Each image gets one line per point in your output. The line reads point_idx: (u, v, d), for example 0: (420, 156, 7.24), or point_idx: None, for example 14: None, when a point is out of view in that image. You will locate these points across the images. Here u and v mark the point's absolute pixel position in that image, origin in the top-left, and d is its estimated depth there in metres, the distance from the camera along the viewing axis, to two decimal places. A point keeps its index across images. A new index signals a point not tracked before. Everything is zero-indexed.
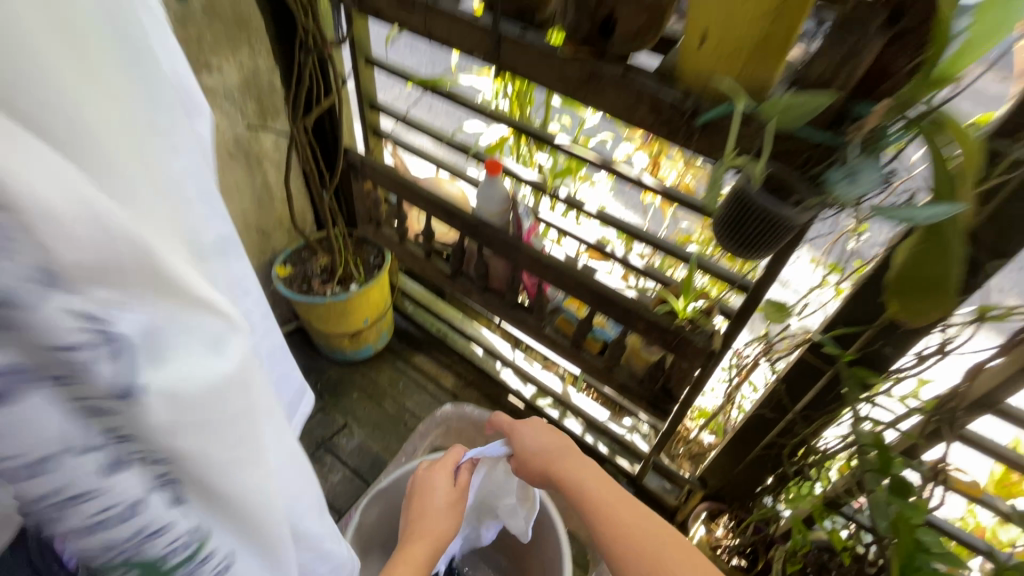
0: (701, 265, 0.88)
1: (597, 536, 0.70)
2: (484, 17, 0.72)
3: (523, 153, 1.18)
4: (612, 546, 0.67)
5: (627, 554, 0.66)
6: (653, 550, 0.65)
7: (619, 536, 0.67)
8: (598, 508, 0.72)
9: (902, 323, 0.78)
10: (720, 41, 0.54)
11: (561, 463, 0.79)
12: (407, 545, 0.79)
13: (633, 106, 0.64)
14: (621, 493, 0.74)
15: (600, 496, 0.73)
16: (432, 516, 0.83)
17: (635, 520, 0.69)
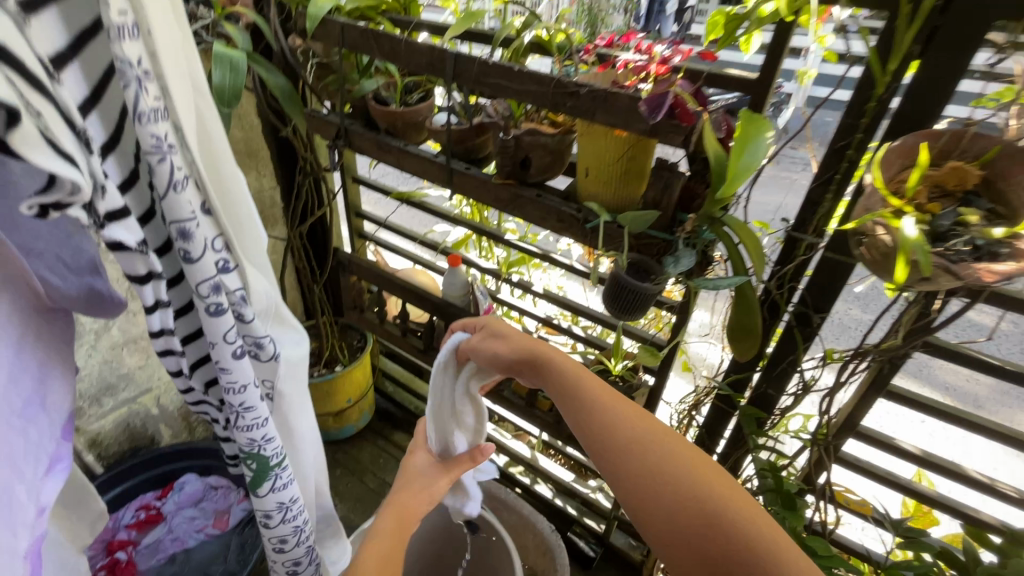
0: (623, 331, 1.10)
1: (592, 444, 0.62)
2: (441, 157, 1.00)
3: (483, 248, 1.44)
4: (611, 459, 0.59)
5: (629, 473, 0.58)
6: (656, 465, 0.57)
7: (619, 454, 0.59)
8: (588, 413, 0.63)
9: (775, 366, 0.99)
10: (595, 174, 0.81)
11: (551, 367, 0.69)
12: (397, 511, 0.75)
13: (545, 217, 0.88)
14: (620, 402, 0.64)
15: (600, 410, 0.63)
16: (417, 480, 0.81)
17: (640, 434, 0.60)
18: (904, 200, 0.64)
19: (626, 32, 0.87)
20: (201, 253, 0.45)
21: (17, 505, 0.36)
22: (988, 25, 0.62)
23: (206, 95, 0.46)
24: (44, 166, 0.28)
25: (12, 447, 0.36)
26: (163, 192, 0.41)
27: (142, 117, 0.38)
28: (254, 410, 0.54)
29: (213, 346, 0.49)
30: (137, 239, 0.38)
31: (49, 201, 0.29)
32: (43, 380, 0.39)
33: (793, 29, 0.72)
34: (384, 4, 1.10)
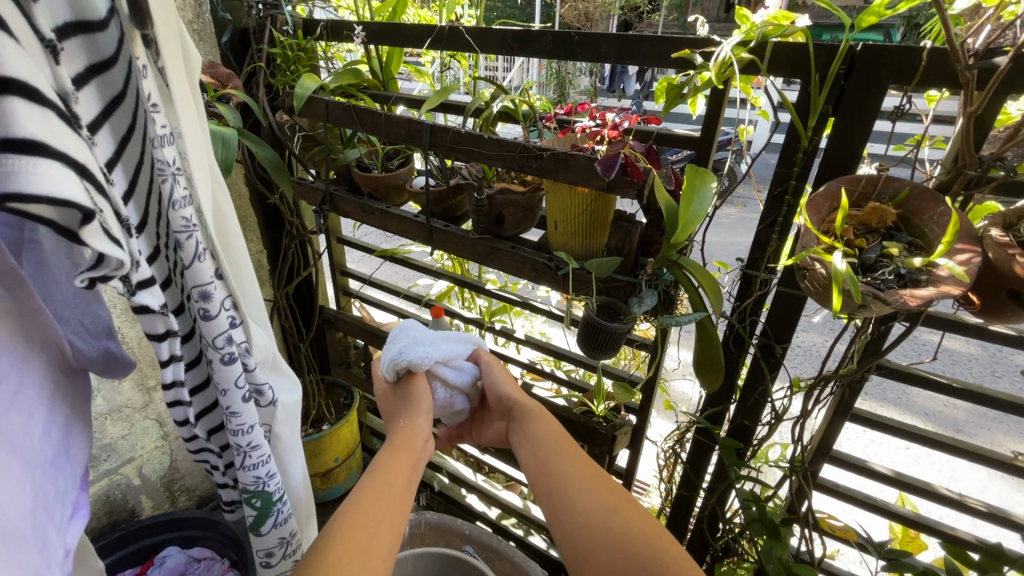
0: (604, 371, 1.14)
1: (547, 495, 0.65)
2: (420, 216, 1.08)
3: (464, 299, 1.49)
4: (560, 510, 0.63)
5: (577, 522, 0.61)
6: (601, 517, 0.61)
7: (570, 505, 0.63)
8: (552, 471, 0.67)
9: (748, 396, 1.03)
10: (563, 226, 0.88)
11: (523, 417, 0.74)
12: (370, 496, 0.55)
13: (520, 267, 0.95)
14: (582, 461, 0.67)
15: (559, 460, 0.67)
16: (405, 453, 0.62)
17: (589, 487, 0.64)
18: (835, 238, 0.72)
19: (582, 101, 0.97)
20: (216, 310, 0.49)
21: (50, 548, 0.36)
22: (883, 90, 0.73)
23: (217, 176, 0.52)
24: (100, 249, 0.32)
25: (45, 491, 0.36)
26: (186, 262, 0.46)
27: (172, 202, 0.44)
28: (259, 449, 0.58)
29: (224, 392, 0.53)
30: (161, 301, 0.42)
31: (99, 276, 0.33)
32: (67, 433, 0.40)
33: (725, 95, 0.82)
34: (364, 82, 1.21)
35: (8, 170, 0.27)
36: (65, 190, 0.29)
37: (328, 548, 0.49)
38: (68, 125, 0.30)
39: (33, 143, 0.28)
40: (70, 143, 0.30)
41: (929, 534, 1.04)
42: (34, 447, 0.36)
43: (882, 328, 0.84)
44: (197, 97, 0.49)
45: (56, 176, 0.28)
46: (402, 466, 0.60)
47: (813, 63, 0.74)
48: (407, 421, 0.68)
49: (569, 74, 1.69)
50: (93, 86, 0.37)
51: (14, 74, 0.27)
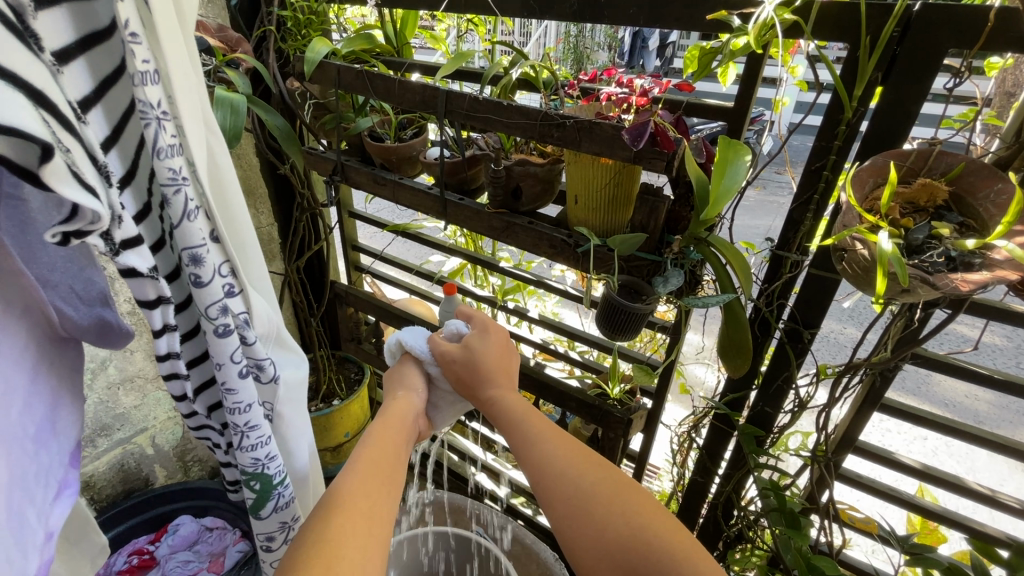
0: (620, 354, 1.11)
1: (535, 483, 0.56)
2: (434, 189, 1.04)
3: (478, 277, 1.45)
4: (556, 499, 0.54)
5: (574, 513, 0.53)
6: (599, 507, 0.52)
7: (565, 494, 0.53)
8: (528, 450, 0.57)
9: (771, 383, 0.99)
10: (584, 201, 0.84)
11: (492, 393, 0.62)
12: (366, 466, 0.53)
13: (537, 243, 0.91)
14: (562, 436, 0.58)
15: (538, 441, 0.57)
16: (399, 425, 0.61)
17: (581, 470, 0.55)
18: (879, 216, 0.67)
19: (608, 68, 0.92)
20: (210, 277, 0.47)
21: (27, 531, 0.34)
22: (942, 55, 0.67)
23: (212, 126, 0.48)
24: (68, 194, 0.29)
25: (23, 470, 0.34)
26: (175, 221, 0.43)
27: (157, 151, 0.41)
28: (258, 429, 0.56)
29: (219, 367, 0.50)
30: (148, 264, 0.39)
31: (72, 229, 0.31)
32: (54, 405, 0.38)
33: (763, 61, 0.76)
34: (377, 48, 1.16)
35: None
36: (14, 117, 0.25)
37: (332, 514, 0.47)
38: (21, 44, 0.27)
39: None
40: (23, 64, 0.27)
41: (952, 527, 1.01)
42: (12, 422, 0.34)
43: (921, 315, 0.79)
44: (189, 38, 0.45)
45: (3, 98, 0.25)
46: (393, 438, 0.59)
47: (864, 25, 0.68)
48: (402, 395, 0.66)
49: (589, 45, 1.61)
50: (63, 12, 0.33)
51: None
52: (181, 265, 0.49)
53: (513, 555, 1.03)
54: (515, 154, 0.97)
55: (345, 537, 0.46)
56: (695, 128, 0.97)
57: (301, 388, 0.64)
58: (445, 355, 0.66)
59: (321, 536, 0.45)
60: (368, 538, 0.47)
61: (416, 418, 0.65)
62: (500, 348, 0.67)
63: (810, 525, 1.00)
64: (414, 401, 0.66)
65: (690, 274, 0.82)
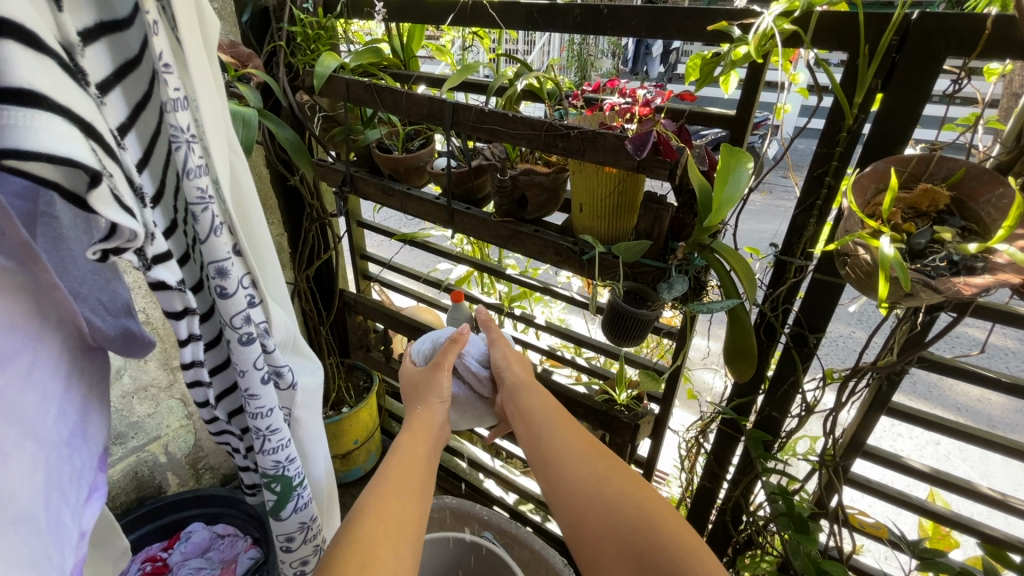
0: (627, 360, 1.12)
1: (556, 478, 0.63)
2: (442, 198, 1.05)
3: (484, 284, 1.47)
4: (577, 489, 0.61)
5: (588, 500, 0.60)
6: (605, 496, 0.59)
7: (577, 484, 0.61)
8: (545, 446, 0.66)
9: (777, 387, 1.00)
10: (589, 209, 0.85)
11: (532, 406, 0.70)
12: (397, 471, 0.55)
13: (544, 251, 0.92)
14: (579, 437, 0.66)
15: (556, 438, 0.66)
16: (425, 435, 0.62)
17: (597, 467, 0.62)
18: (881, 221, 0.68)
19: (611, 78, 0.93)
20: (234, 288, 0.48)
21: (63, 533, 0.35)
22: (940, 62, 0.68)
23: (234, 146, 0.50)
24: (110, 216, 0.31)
25: (59, 472, 0.36)
26: (202, 236, 0.45)
27: (186, 171, 0.42)
28: (279, 433, 0.57)
29: (242, 374, 0.52)
30: (176, 277, 0.41)
31: (112, 247, 0.32)
32: (84, 412, 0.39)
33: (765, 69, 0.77)
34: (385, 61, 1.19)
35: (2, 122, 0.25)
36: (67, 148, 0.27)
37: (365, 516, 0.49)
38: (72, 79, 0.29)
39: (28, 93, 0.26)
40: (74, 97, 0.28)
41: (964, 532, 1.00)
42: (49, 427, 0.35)
43: (927, 318, 0.79)
44: (212, 63, 0.47)
45: (58, 131, 0.27)
46: (420, 447, 0.60)
47: (863, 34, 0.69)
48: (432, 401, 0.68)
49: (592, 55, 1.64)
50: (102, 45, 0.35)
51: (8, 14, 0.25)
52: (205, 279, 0.51)
53: (522, 560, 1.04)
54: (520, 164, 0.99)
55: (381, 537, 0.48)
56: (698, 135, 0.98)
57: (317, 395, 0.65)
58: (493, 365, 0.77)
59: (356, 538, 0.47)
60: (401, 539, 0.49)
61: (439, 428, 0.66)
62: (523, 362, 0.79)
63: (819, 530, 1.00)
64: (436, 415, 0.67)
65: (696, 279, 0.83)
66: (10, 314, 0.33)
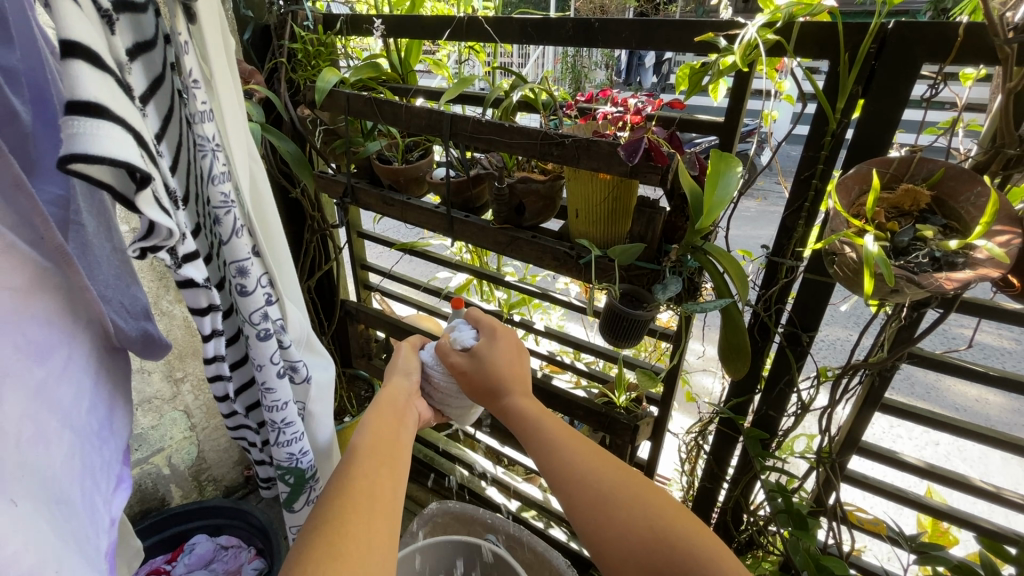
0: (626, 363, 1.13)
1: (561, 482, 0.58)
2: (441, 207, 1.08)
3: (484, 292, 1.48)
4: (581, 501, 0.56)
5: (590, 509, 0.55)
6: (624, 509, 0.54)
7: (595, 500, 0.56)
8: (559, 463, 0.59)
9: (773, 386, 1.01)
10: (585, 215, 0.88)
11: (510, 394, 0.64)
12: (369, 447, 0.54)
13: (541, 256, 0.94)
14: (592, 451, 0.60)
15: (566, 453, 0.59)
16: (391, 412, 0.61)
17: (598, 464, 0.58)
18: (865, 221, 0.70)
19: (603, 88, 0.96)
20: (253, 286, 0.51)
21: (97, 517, 0.37)
22: (917, 68, 0.71)
23: (254, 155, 0.53)
24: (151, 217, 0.33)
25: (91, 461, 0.38)
26: (224, 237, 0.48)
27: (211, 178, 0.46)
28: (293, 425, 0.60)
29: (259, 368, 0.54)
30: (203, 275, 0.44)
31: (149, 245, 0.35)
32: (110, 407, 0.41)
33: (751, 77, 0.80)
34: (383, 75, 1.22)
35: (72, 132, 0.28)
36: (126, 153, 0.29)
37: (336, 494, 0.48)
38: (125, 93, 0.31)
39: (95, 106, 0.28)
40: (128, 109, 0.31)
41: (962, 527, 1.00)
42: (82, 418, 0.37)
43: (914, 314, 0.81)
44: (233, 77, 0.50)
45: (118, 138, 0.29)
46: (389, 425, 0.59)
47: (843, 43, 0.72)
48: (391, 387, 0.66)
49: (585, 67, 1.68)
50: (139, 64, 0.38)
51: (78, 38, 0.28)
52: (226, 278, 0.53)
53: (526, 562, 1.04)
54: (517, 173, 1.02)
55: (353, 513, 0.46)
56: (689, 142, 1.01)
57: (329, 391, 0.68)
58: (456, 368, 0.67)
59: (328, 515, 0.46)
60: (378, 516, 0.48)
61: (408, 400, 0.66)
62: (510, 352, 0.68)
63: (819, 528, 1.01)
64: (405, 394, 0.66)
65: (690, 281, 0.85)
66: (49, 312, 0.36)
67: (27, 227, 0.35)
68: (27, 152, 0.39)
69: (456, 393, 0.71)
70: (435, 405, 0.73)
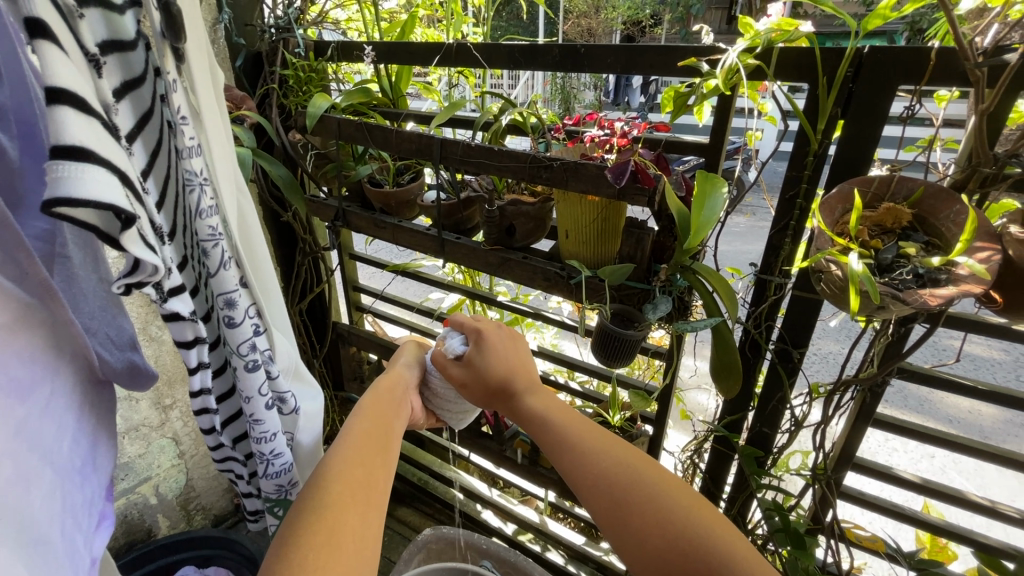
0: (619, 382, 1.13)
1: (581, 478, 0.55)
2: (432, 229, 1.09)
3: (476, 312, 1.48)
4: (602, 494, 0.53)
5: (613, 508, 0.53)
6: (648, 503, 0.52)
7: (615, 495, 0.53)
8: (578, 457, 0.56)
9: (766, 403, 1.01)
10: (575, 236, 0.89)
11: (522, 395, 0.61)
12: (362, 435, 0.52)
13: (533, 277, 0.95)
14: (614, 442, 0.57)
15: (584, 445, 0.56)
16: (388, 399, 0.59)
17: (619, 456, 0.55)
18: (849, 239, 0.71)
19: (590, 112, 0.98)
20: (241, 318, 0.51)
21: (76, 556, 0.37)
22: (893, 90, 0.73)
23: (241, 188, 0.54)
24: (136, 255, 0.33)
25: (73, 499, 0.37)
26: (212, 270, 0.48)
27: (199, 212, 0.46)
28: (281, 457, 0.60)
29: (247, 400, 0.54)
30: (189, 309, 0.45)
31: (134, 282, 0.34)
32: (94, 442, 0.41)
33: (733, 100, 0.82)
34: (374, 100, 1.23)
35: (56, 176, 0.28)
36: (109, 195, 0.30)
37: (328, 484, 0.46)
38: (111, 135, 0.32)
39: (79, 149, 0.29)
40: (113, 151, 0.31)
41: (960, 542, 0.99)
42: (63, 455, 0.37)
43: (901, 330, 0.82)
44: (222, 110, 0.51)
45: (102, 181, 0.29)
46: (386, 412, 0.57)
47: (820, 67, 0.74)
48: (390, 376, 0.64)
49: (573, 90, 1.71)
50: (127, 103, 0.38)
51: (64, 85, 0.29)
52: (213, 309, 0.54)
53: None
54: (507, 195, 1.03)
55: (344, 506, 0.45)
56: (677, 162, 1.03)
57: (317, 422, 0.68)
58: (454, 380, 0.63)
59: (320, 506, 0.45)
60: (367, 509, 0.47)
61: (406, 392, 0.63)
62: (515, 355, 0.64)
63: (817, 546, 1.00)
64: (404, 387, 0.63)
65: (680, 301, 0.85)
66: (32, 350, 0.35)
67: (12, 261, 0.35)
68: (14, 188, 0.39)
69: (456, 401, 0.68)
70: (430, 407, 0.69)
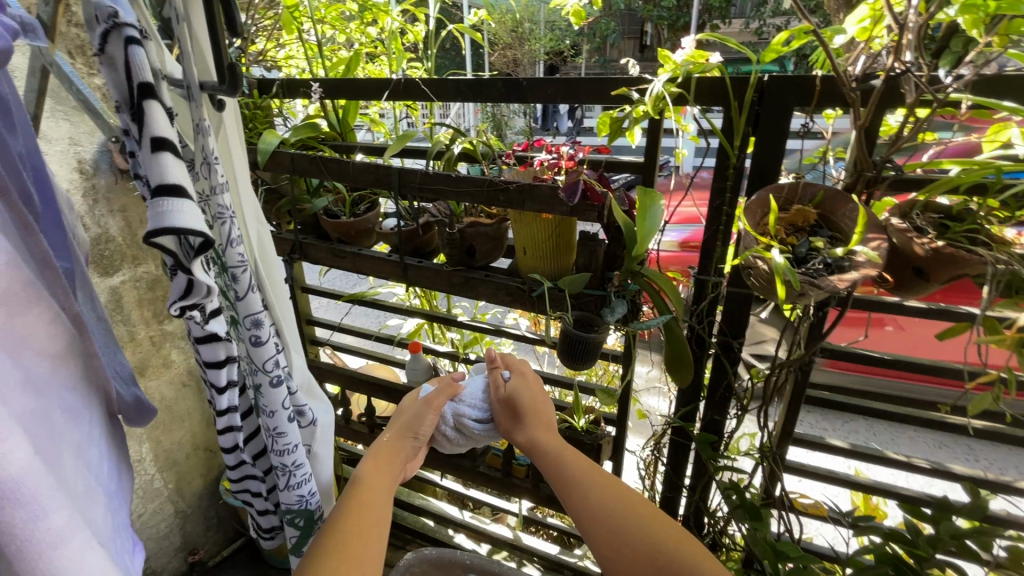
0: (582, 387, 1.19)
1: (580, 512, 0.66)
2: (393, 255, 1.12)
3: (436, 334, 1.51)
4: (597, 524, 0.64)
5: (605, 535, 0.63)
6: (635, 530, 0.62)
7: (608, 523, 0.63)
8: (577, 493, 0.66)
9: (714, 391, 1.11)
10: (532, 251, 0.96)
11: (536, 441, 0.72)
12: (361, 493, 0.61)
13: (496, 293, 1.01)
14: (607, 480, 0.67)
15: (581, 483, 0.67)
16: (389, 462, 0.68)
17: (612, 493, 0.66)
18: (770, 238, 0.83)
19: (536, 138, 1.06)
20: (265, 337, 0.64)
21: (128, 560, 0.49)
22: (790, 110, 0.86)
23: (261, 220, 0.69)
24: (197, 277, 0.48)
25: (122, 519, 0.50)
26: (241, 294, 0.60)
27: (230, 242, 0.58)
28: (301, 467, 0.72)
29: (272, 413, 0.66)
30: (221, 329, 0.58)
31: (187, 302, 0.49)
32: (122, 471, 0.52)
33: (662, 123, 0.93)
34: (323, 134, 1.25)
35: (161, 209, 0.44)
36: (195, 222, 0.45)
37: (330, 537, 0.55)
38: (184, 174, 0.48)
39: (175, 186, 0.45)
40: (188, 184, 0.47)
41: (888, 498, 1.12)
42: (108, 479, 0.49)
43: (818, 314, 0.95)
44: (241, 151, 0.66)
45: (190, 212, 0.45)
46: (384, 473, 0.66)
47: (731, 93, 0.86)
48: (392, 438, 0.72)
49: (507, 117, 1.81)
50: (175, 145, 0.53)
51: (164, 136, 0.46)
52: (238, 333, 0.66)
53: None
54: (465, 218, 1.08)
55: (349, 555, 0.54)
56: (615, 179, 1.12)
57: (326, 433, 0.80)
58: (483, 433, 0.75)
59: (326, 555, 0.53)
60: (368, 550, 0.56)
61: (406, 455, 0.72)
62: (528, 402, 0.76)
63: (771, 518, 1.09)
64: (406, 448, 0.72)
65: (634, 303, 0.94)
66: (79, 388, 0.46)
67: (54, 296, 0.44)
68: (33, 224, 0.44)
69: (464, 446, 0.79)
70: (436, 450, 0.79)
